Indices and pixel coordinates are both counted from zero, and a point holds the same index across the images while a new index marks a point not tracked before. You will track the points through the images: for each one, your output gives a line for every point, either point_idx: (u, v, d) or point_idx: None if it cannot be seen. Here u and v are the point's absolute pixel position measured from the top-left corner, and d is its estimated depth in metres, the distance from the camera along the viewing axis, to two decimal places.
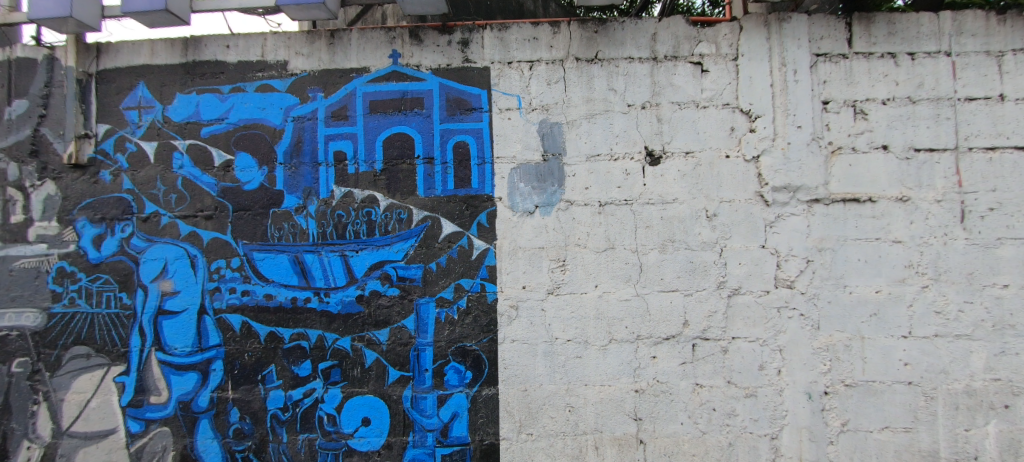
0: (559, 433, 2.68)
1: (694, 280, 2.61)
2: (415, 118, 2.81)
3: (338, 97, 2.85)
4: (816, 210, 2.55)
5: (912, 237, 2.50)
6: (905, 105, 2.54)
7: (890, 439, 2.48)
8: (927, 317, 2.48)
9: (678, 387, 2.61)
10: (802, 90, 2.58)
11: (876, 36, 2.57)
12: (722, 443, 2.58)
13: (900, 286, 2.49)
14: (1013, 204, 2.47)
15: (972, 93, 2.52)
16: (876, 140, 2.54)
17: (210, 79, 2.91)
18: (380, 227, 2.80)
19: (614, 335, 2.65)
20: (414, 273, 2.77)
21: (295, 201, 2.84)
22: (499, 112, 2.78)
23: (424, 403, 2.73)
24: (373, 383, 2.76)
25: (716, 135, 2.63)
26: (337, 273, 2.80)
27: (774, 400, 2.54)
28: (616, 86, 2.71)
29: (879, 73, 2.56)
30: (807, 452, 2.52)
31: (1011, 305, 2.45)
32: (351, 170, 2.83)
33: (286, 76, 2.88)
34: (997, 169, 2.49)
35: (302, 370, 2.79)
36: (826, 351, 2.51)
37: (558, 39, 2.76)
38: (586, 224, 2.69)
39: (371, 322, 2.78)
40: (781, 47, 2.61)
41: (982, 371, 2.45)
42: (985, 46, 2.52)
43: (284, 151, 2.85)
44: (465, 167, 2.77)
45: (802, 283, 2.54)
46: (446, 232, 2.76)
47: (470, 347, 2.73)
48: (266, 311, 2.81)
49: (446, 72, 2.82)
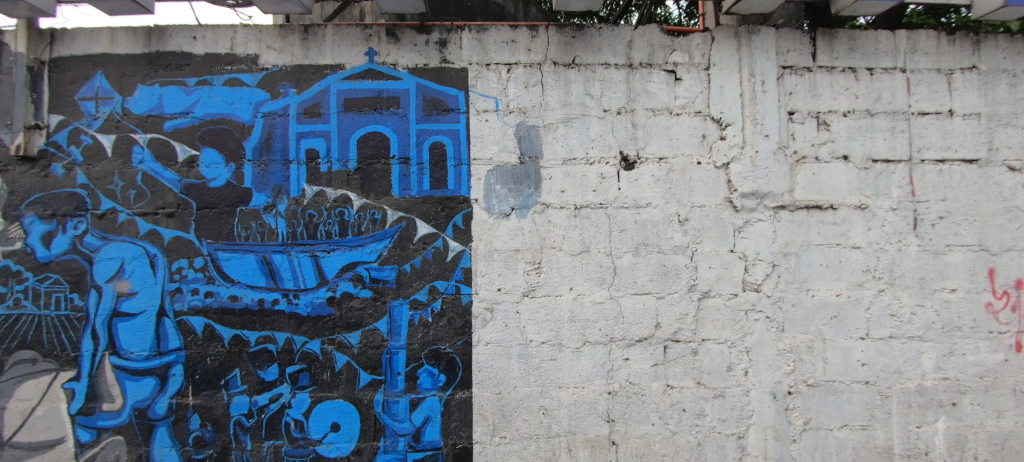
0: (532, 436, 2.68)
1: (666, 283, 2.67)
2: (391, 117, 2.78)
3: (311, 94, 2.79)
4: (782, 216, 2.65)
5: (870, 243, 2.63)
6: (864, 117, 2.68)
7: (849, 436, 2.59)
8: (883, 319, 2.61)
9: (649, 388, 2.65)
10: (769, 100, 2.68)
11: (839, 51, 2.70)
12: (692, 443, 2.63)
13: (858, 289, 2.62)
14: (961, 212, 2.63)
15: (925, 108, 2.67)
16: (837, 151, 2.67)
17: (175, 70, 2.79)
18: (353, 227, 2.74)
19: (588, 338, 2.68)
20: (388, 274, 2.73)
21: (263, 200, 2.75)
22: (476, 114, 2.77)
23: (396, 407, 2.68)
24: (343, 387, 2.70)
25: (688, 141, 2.70)
26: (308, 274, 2.73)
27: (740, 400, 2.62)
28: (592, 91, 2.75)
29: (840, 86, 2.69)
30: (772, 450, 2.60)
31: (959, 308, 2.61)
32: (323, 169, 2.76)
33: (256, 70, 2.80)
34: (947, 180, 2.65)
35: (268, 375, 2.69)
36: (790, 352, 2.61)
37: (536, 43, 2.78)
38: (561, 227, 2.72)
39: (342, 324, 2.72)
40: (751, 58, 2.70)
41: (932, 371, 2.60)
42: (937, 64, 2.69)
43: (253, 148, 2.77)
44: (442, 168, 2.76)
45: (768, 286, 2.63)
46: (421, 233, 2.74)
47: (444, 350, 2.71)
48: (231, 313, 2.71)
49: (423, 72, 2.80)
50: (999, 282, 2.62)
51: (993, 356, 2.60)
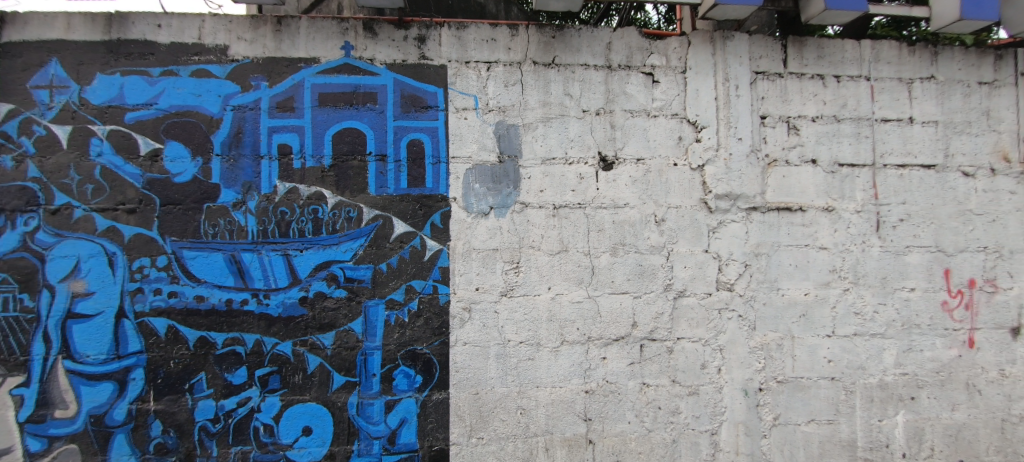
0: (509, 436, 2.67)
1: (643, 282, 2.71)
2: (368, 114, 2.72)
3: (284, 87, 2.71)
4: (754, 218, 2.73)
5: (836, 244, 2.74)
6: (831, 123, 2.78)
7: (815, 431, 2.69)
8: (847, 317, 2.72)
9: (626, 386, 2.69)
10: (742, 104, 2.76)
11: (808, 58, 2.80)
12: (667, 440, 2.68)
13: (825, 289, 2.72)
14: (919, 215, 2.77)
15: (887, 115, 2.80)
16: (806, 155, 2.77)
17: (138, 59, 2.66)
18: (327, 225, 2.67)
19: (566, 337, 2.69)
20: (363, 273, 2.68)
21: (232, 196, 2.65)
22: (455, 112, 2.75)
23: (370, 409, 2.63)
24: (315, 390, 2.62)
25: (665, 143, 2.75)
26: (279, 273, 2.64)
27: (713, 397, 2.68)
28: (572, 91, 2.76)
29: (809, 92, 2.79)
30: (743, 445, 2.67)
31: (917, 306, 2.74)
32: (296, 165, 2.69)
33: (225, 61, 2.70)
34: (907, 184, 2.78)
35: (236, 378, 2.60)
36: (761, 350, 2.69)
37: (516, 42, 2.77)
38: (540, 226, 2.72)
39: (315, 325, 2.65)
40: (725, 63, 2.77)
41: (892, 367, 2.72)
42: (898, 73, 2.82)
43: (222, 142, 2.66)
44: (420, 166, 2.72)
45: (741, 286, 2.71)
46: (398, 231, 2.69)
47: (421, 350, 2.67)
48: (197, 314, 2.60)
49: (401, 68, 2.76)
50: (953, 282, 2.77)
51: (948, 351, 2.74)
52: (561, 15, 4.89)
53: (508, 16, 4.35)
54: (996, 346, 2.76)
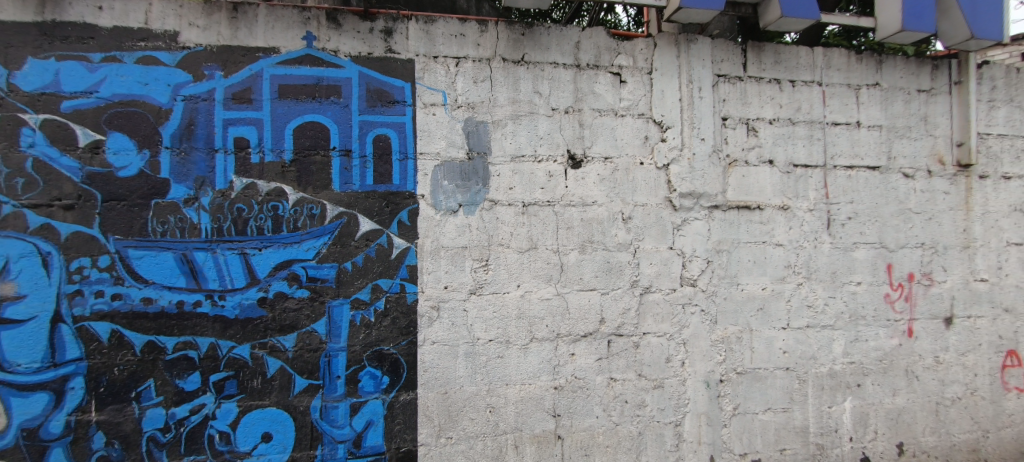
0: (478, 435, 2.66)
1: (611, 279, 2.76)
2: (331, 107, 2.63)
3: (241, 77, 2.58)
4: (715, 216, 2.83)
5: (790, 241, 2.88)
6: (787, 125, 2.92)
7: (772, 419, 2.82)
8: (801, 310, 2.87)
9: (594, 382, 2.73)
10: (705, 106, 2.85)
11: (765, 63, 2.92)
12: (633, 433, 2.74)
13: (780, 284, 2.86)
14: (865, 214, 2.96)
15: (837, 119, 2.97)
16: (763, 155, 2.89)
17: (76, 43, 2.46)
18: (288, 223, 2.57)
19: (535, 335, 2.71)
20: (327, 273, 2.59)
21: (184, 192, 2.50)
22: (423, 107, 2.70)
23: (335, 413, 2.55)
24: (276, 394, 2.52)
25: (632, 142, 2.81)
26: (236, 273, 2.52)
27: (677, 389, 2.76)
28: (541, 89, 2.77)
29: (767, 96, 2.91)
30: (705, 435, 2.77)
31: (863, 299, 2.93)
32: (254, 160, 2.56)
33: (175, 49, 2.53)
34: (854, 185, 2.96)
35: (188, 384, 2.45)
36: (722, 343, 2.80)
37: (485, 38, 2.75)
38: (509, 224, 2.72)
39: (275, 327, 2.54)
40: (689, 65, 2.86)
41: (841, 356, 2.89)
42: (846, 80, 2.99)
43: (172, 134, 2.51)
44: (386, 162, 2.66)
45: (703, 282, 2.80)
46: (364, 229, 2.62)
47: (388, 351, 2.62)
48: (144, 317, 2.43)
49: (366, 61, 2.68)
50: (895, 275, 2.97)
51: (889, 341, 2.94)
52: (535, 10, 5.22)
53: (479, 11, 4.33)
54: (931, 335, 2.99)
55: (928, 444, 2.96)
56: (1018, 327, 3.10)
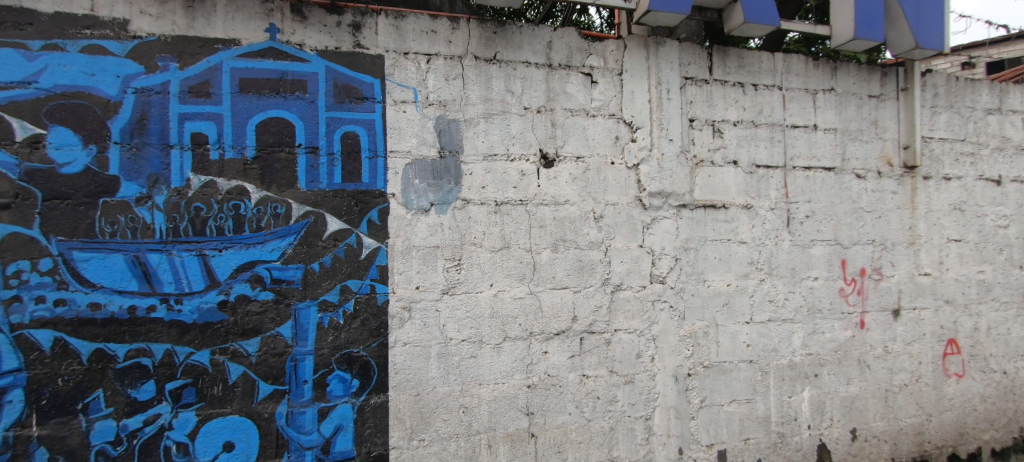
0: (451, 436, 2.64)
1: (583, 277, 2.79)
2: (296, 103, 2.54)
3: (198, 70, 2.44)
4: (683, 214, 2.91)
5: (753, 238, 3.00)
6: (749, 127, 3.04)
7: (736, 410, 2.93)
8: (763, 305, 2.99)
9: (567, 379, 2.76)
10: (673, 107, 2.92)
11: (730, 67, 3.03)
12: (605, 429, 2.78)
13: (744, 279, 2.97)
14: (821, 212, 3.11)
15: (796, 122, 3.11)
16: (728, 156, 3.00)
17: (12, 29, 2.26)
18: (250, 223, 2.46)
19: (508, 334, 2.70)
20: (293, 274, 2.50)
21: (135, 190, 2.35)
22: (393, 104, 2.65)
23: (302, 419, 2.47)
24: (238, 402, 2.41)
25: (603, 142, 2.84)
26: (194, 276, 2.39)
27: (647, 384, 2.83)
28: (513, 88, 2.77)
29: (731, 99, 3.02)
30: (673, 428, 2.85)
31: (820, 293, 3.08)
32: (213, 156, 2.44)
33: (125, 38, 2.37)
34: (811, 184, 3.11)
35: (141, 393, 2.31)
36: (689, 338, 2.88)
37: (456, 35, 2.73)
38: (482, 223, 2.71)
39: (237, 331, 2.43)
40: (658, 68, 2.92)
41: (800, 348, 3.03)
42: (804, 84, 3.14)
43: (121, 128, 2.35)
44: (355, 160, 2.59)
45: (672, 278, 2.88)
46: (332, 229, 2.55)
47: (357, 353, 2.56)
48: (91, 324, 2.27)
49: (333, 56, 2.60)
50: (849, 271, 3.14)
51: (844, 332, 3.11)
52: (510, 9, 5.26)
53: (453, 8, 4.30)
54: (881, 326, 3.18)
55: (878, 429, 3.15)
56: (957, 317, 3.34)
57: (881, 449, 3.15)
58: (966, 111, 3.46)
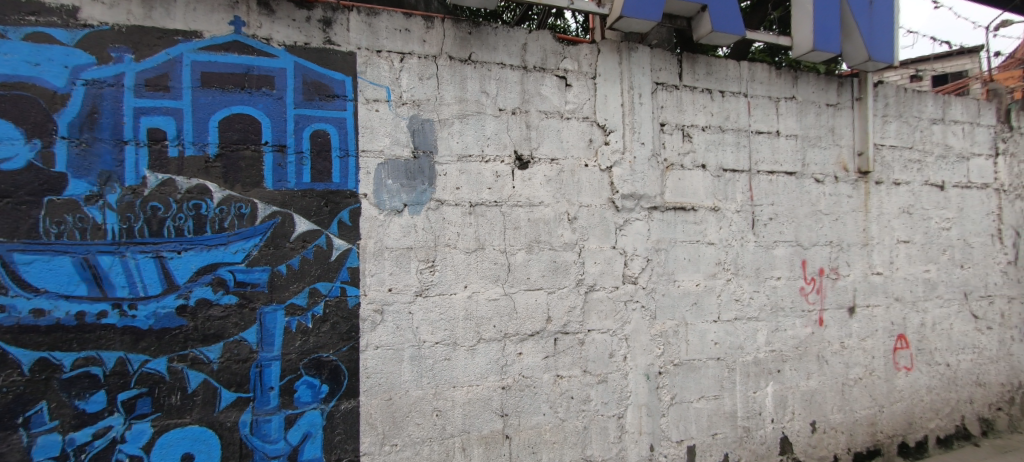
0: (425, 440, 2.60)
1: (557, 278, 2.81)
2: (263, 99, 2.44)
3: (155, 62, 2.31)
4: (654, 216, 2.98)
5: (720, 240, 3.10)
6: (717, 132, 3.14)
7: (705, 406, 3.02)
8: (730, 304, 3.09)
9: (541, 380, 2.77)
10: (645, 111, 2.99)
11: (699, 74, 3.12)
12: (579, 428, 2.81)
13: (712, 279, 3.07)
14: (783, 214, 3.25)
15: (760, 128, 3.24)
16: (697, 160, 3.09)
17: None
18: (213, 223, 2.34)
19: (482, 335, 2.69)
20: (258, 277, 2.41)
21: (85, 188, 2.20)
22: (365, 103, 2.59)
23: (267, 427, 2.38)
24: (198, 411, 2.29)
25: (577, 145, 2.87)
26: (150, 279, 2.25)
27: (620, 383, 2.87)
28: (488, 89, 2.76)
29: (700, 104, 3.11)
30: (645, 425, 2.90)
31: (782, 292, 3.21)
32: (172, 153, 2.31)
33: (74, 26, 2.22)
34: (774, 188, 3.24)
35: (91, 405, 2.16)
36: (660, 337, 2.95)
37: (431, 34, 2.70)
38: (456, 224, 2.68)
39: (198, 337, 2.31)
40: (630, 72, 2.98)
41: (764, 345, 3.16)
42: (767, 92, 3.27)
43: (69, 122, 2.19)
44: (325, 159, 2.52)
45: (643, 279, 2.94)
46: (300, 230, 2.47)
47: (327, 358, 2.48)
48: (34, 332, 2.10)
49: (302, 52, 2.52)
50: (808, 270, 3.29)
51: (804, 329, 3.25)
52: (485, 11, 5.30)
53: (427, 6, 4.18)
54: (838, 323, 3.34)
55: (836, 420, 3.31)
56: (906, 314, 3.56)
57: (838, 440, 3.31)
58: (914, 121, 3.70)
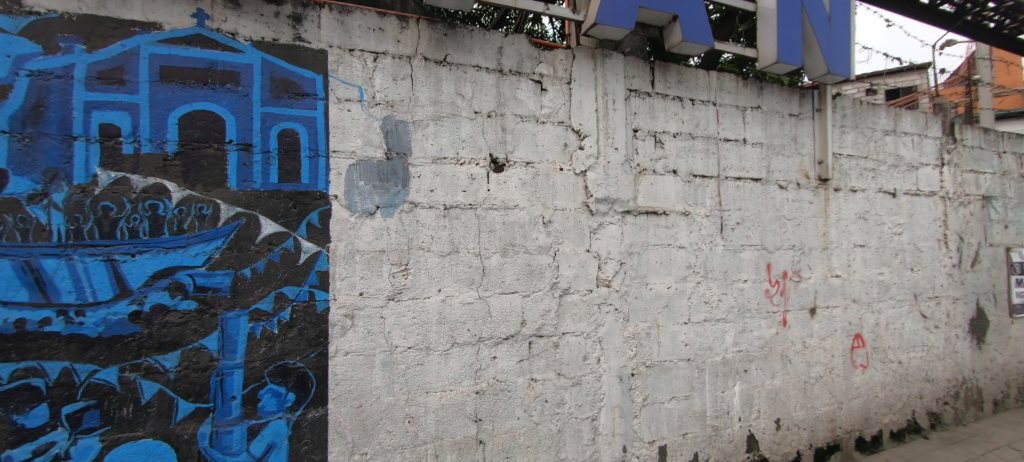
0: (397, 447, 2.53)
1: (532, 281, 2.81)
2: (227, 96, 2.33)
3: (109, 54, 2.17)
4: (627, 220, 3.03)
5: (691, 243, 3.18)
6: (687, 139, 3.22)
7: (675, 407, 3.08)
8: (699, 306, 3.17)
9: (515, 383, 2.75)
10: (618, 117, 3.03)
11: (670, 82, 3.19)
12: (553, 431, 2.81)
13: (682, 282, 3.14)
14: (749, 219, 3.36)
15: (727, 135, 3.34)
16: (668, 166, 3.16)
17: None
18: (170, 225, 2.22)
19: (456, 339, 2.66)
20: (220, 281, 2.29)
21: (27, 186, 2.04)
22: (336, 102, 2.51)
23: (228, 438, 2.27)
24: (152, 423, 2.16)
25: (552, 149, 2.88)
26: (100, 284, 2.11)
27: (594, 385, 2.89)
28: (463, 92, 2.74)
29: (671, 111, 3.18)
30: (618, 427, 2.93)
31: (749, 294, 3.32)
32: (126, 150, 2.17)
33: (19, 13, 2.06)
34: (741, 194, 3.35)
35: (31, 419, 2.01)
36: (633, 339, 2.99)
37: (405, 35, 2.65)
38: (430, 227, 2.64)
39: (153, 345, 2.18)
40: (604, 79, 3.02)
41: (732, 346, 3.25)
42: (734, 101, 3.38)
43: (11, 115, 2.03)
44: (293, 159, 2.43)
45: (617, 282, 2.98)
46: (266, 232, 2.37)
47: (294, 365, 2.39)
48: None
49: (270, 48, 2.43)
50: (773, 273, 3.41)
51: (769, 330, 3.37)
52: (464, 15, 5.28)
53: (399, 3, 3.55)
54: (800, 323, 3.48)
55: (798, 417, 3.44)
56: (862, 314, 3.74)
57: (801, 436, 3.44)
58: (868, 131, 3.90)
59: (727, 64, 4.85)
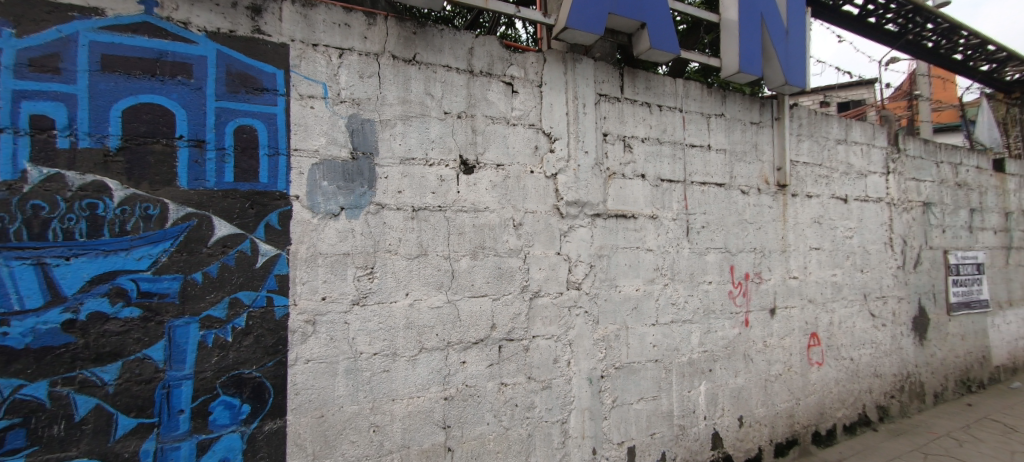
0: (361, 458, 2.42)
1: (502, 285, 2.77)
2: (178, 89, 2.17)
3: (43, 39, 1.97)
4: (597, 223, 3.04)
5: (658, 246, 3.23)
6: (655, 144, 3.28)
7: (644, 407, 3.11)
8: (667, 307, 3.23)
9: (485, 388, 2.70)
10: (588, 121, 3.05)
11: (638, 88, 3.24)
12: (523, 436, 2.78)
13: (650, 284, 3.18)
14: (712, 223, 3.45)
15: (693, 141, 3.42)
16: (636, 170, 3.20)
17: None
18: (112, 226, 2.04)
19: (424, 344, 2.58)
20: (167, 286, 2.12)
21: None
22: (298, 99, 2.39)
23: (175, 455, 2.10)
24: (87, 442, 1.97)
25: (523, 151, 2.86)
26: (29, 291, 1.91)
27: (564, 388, 2.88)
28: (432, 91, 2.68)
29: (639, 117, 3.23)
30: (588, 429, 2.93)
31: (713, 296, 3.41)
32: (61, 144, 1.97)
33: None
34: (705, 197, 3.44)
35: None
36: (603, 341, 3.01)
37: (373, 31, 2.56)
38: (398, 229, 2.56)
39: (89, 356, 1.99)
40: (574, 83, 3.03)
41: (697, 346, 3.32)
42: (698, 108, 3.46)
43: None
44: (251, 157, 2.29)
45: (587, 284, 2.99)
46: (220, 234, 2.22)
47: (249, 375, 2.25)
48: None
49: (227, 39, 2.28)
50: (736, 275, 3.52)
51: (732, 330, 3.47)
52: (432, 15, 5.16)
53: None
54: (760, 323, 3.60)
55: (759, 414, 3.56)
56: (817, 314, 3.92)
57: (761, 432, 3.56)
58: (821, 140, 4.10)
59: (693, 73, 4.94)
